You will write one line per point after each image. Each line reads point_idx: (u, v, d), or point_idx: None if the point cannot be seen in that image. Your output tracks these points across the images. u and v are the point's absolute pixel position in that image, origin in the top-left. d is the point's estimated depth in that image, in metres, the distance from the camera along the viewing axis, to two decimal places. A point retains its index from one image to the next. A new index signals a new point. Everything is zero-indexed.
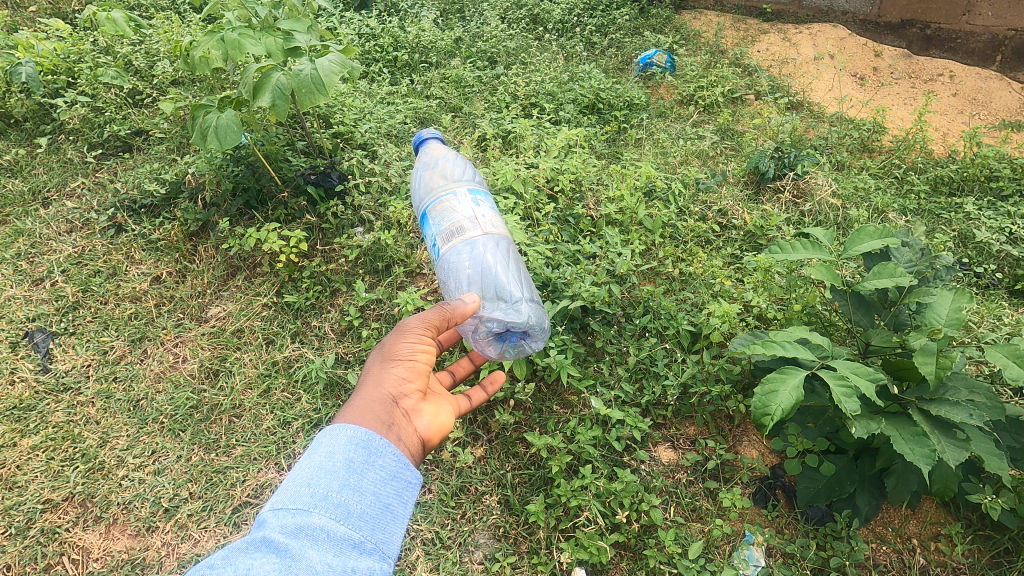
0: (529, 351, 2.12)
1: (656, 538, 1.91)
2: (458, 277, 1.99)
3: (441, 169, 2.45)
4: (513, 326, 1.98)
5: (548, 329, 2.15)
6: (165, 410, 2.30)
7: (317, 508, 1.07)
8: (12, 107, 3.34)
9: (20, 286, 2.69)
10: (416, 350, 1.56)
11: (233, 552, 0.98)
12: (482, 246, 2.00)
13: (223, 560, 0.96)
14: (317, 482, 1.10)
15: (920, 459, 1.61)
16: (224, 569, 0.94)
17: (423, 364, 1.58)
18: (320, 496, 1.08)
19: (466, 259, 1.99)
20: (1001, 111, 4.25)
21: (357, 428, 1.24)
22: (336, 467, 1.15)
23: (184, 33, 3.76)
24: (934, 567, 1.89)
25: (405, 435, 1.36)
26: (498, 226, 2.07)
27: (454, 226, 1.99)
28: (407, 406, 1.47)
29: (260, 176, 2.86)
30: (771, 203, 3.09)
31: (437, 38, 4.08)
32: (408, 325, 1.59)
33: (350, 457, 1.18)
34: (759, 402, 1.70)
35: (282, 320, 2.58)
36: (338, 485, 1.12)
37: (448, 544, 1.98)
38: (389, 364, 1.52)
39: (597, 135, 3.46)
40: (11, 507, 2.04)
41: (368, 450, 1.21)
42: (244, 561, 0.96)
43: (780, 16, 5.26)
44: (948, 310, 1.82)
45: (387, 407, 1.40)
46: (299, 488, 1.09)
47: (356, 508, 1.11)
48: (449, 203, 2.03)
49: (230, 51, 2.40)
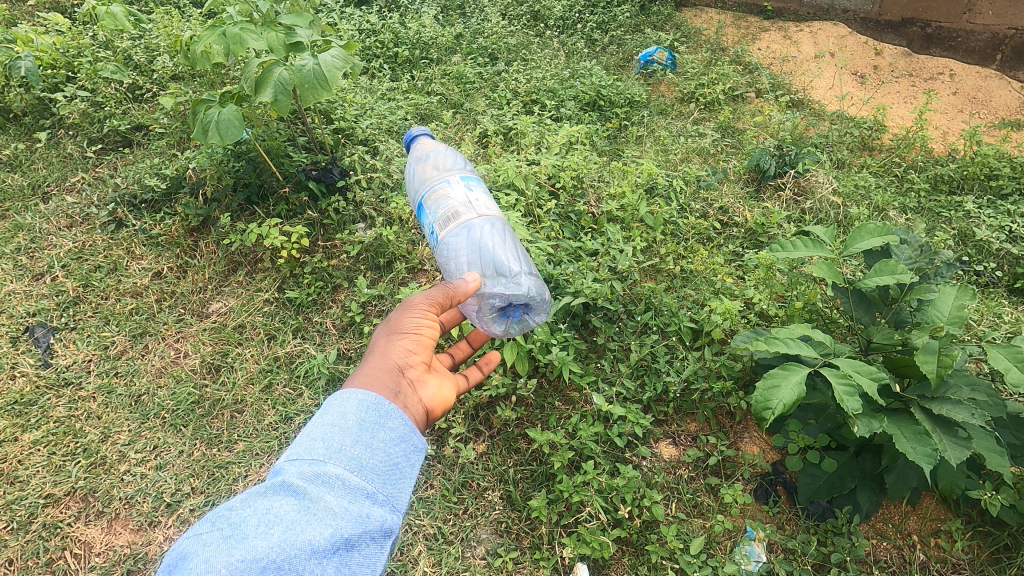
0: (534, 325, 2.13)
1: (658, 534, 1.92)
2: (458, 262, 1.99)
3: (432, 161, 2.44)
4: (515, 300, 1.99)
5: (548, 302, 2.16)
6: (167, 405, 2.30)
7: (332, 458, 1.08)
8: (12, 102, 3.33)
9: (20, 281, 2.69)
10: (421, 324, 1.57)
11: (252, 495, 1.01)
12: (478, 228, 1.99)
13: (242, 502, 1.00)
14: (331, 436, 1.11)
15: (922, 457, 1.62)
16: (244, 510, 0.98)
17: (428, 339, 1.58)
18: (334, 448, 1.10)
19: (463, 244, 1.98)
20: (1000, 110, 4.26)
21: (367, 392, 1.24)
22: (349, 424, 1.15)
23: (183, 28, 3.75)
24: (934, 564, 1.91)
25: (410, 403, 1.35)
26: (492, 208, 2.07)
27: (449, 212, 1.98)
28: (413, 376, 1.47)
29: (261, 171, 2.84)
30: (772, 201, 3.10)
31: (438, 34, 4.07)
32: (413, 301, 1.59)
33: (362, 416, 1.18)
34: (761, 397, 1.70)
35: (284, 316, 2.58)
36: (351, 439, 1.13)
37: (450, 539, 1.99)
38: (395, 336, 1.52)
39: (598, 132, 3.46)
40: (13, 502, 2.03)
41: (378, 412, 1.21)
42: (263, 503, 0.99)
43: (781, 14, 5.25)
44: (950, 308, 1.82)
45: (394, 376, 1.40)
46: (313, 441, 1.10)
47: (369, 462, 1.12)
48: (443, 191, 2.04)
49: (231, 45, 2.39)
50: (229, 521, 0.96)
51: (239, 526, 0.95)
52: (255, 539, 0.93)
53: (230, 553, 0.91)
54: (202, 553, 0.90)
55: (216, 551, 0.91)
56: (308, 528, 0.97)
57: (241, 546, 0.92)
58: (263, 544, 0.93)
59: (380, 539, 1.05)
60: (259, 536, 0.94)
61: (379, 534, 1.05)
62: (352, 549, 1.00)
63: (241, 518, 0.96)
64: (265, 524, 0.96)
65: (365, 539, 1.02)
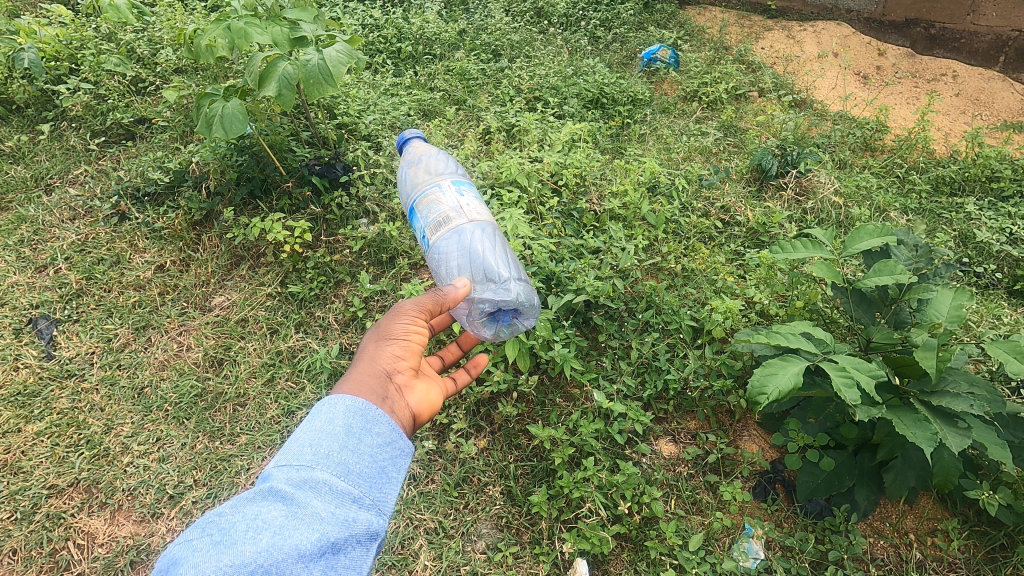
0: (523, 330, 2.13)
1: (657, 530, 1.94)
2: (448, 265, 2.01)
3: (425, 165, 2.47)
4: (503, 305, 2.01)
5: (538, 306, 2.17)
6: (170, 398, 2.31)
7: (319, 464, 1.10)
8: (15, 93, 3.33)
9: (23, 273, 2.69)
10: (409, 330, 1.57)
11: (241, 501, 1.03)
12: (469, 233, 2.02)
13: (232, 507, 1.01)
14: (318, 443, 1.13)
15: (922, 439, 1.63)
16: (233, 516, 0.99)
17: (417, 344, 1.58)
18: (321, 454, 1.11)
19: (454, 247, 2.01)
20: (1004, 111, 4.27)
21: (355, 398, 1.25)
22: (337, 430, 1.16)
23: (187, 21, 3.74)
24: (931, 562, 1.92)
25: (397, 408, 1.36)
26: (483, 213, 2.10)
27: (441, 217, 2.02)
28: (401, 381, 1.47)
29: (265, 166, 2.88)
30: (774, 200, 3.11)
31: (441, 30, 4.06)
32: (403, 307, 1.60)
33: (349, 422, 1.19)
34: (757, 382, 1.71)
35: (286, 310, 2.59)
36: (338, 445, 1.14)
37: (451, 533, 2.00)
38: (383, 342, 1.52)
39: (602, 130, 3.48)
40: (17, 492, 2.06)
41: (365, 417, 1.22)
42: (252, 508, 1.01)
43: (785, 13, 5.22)
44: (949, 308, 1.81)
45: (381, 381, 1.41)
46: (301, 447, 1.12)
47: (355, 467, 1.13)
48: (435, 196, 2.07)
49: (235, 39, 2.39)
50: (219, 527, 0.98)
51: (228, 531, 0.97)
52: (243, 544, 0.95)
53: (219, 558, 0.92)
54: (192, 558, 0.92)
55: (205, 556, 0.92)
56: (295, 533, 0.99)
57: (230, 551, 0.94)
58: (251, 549, 0.95)
59: (366, 542, 1.07)
60: (247, 541, 0.95)
61: (365, 537, 1.07)
62: (338, 552, 1.02)
63: (230, 524, 0.98)
64: (253, 529, 0.97)
65: (351, 542, 1.04)
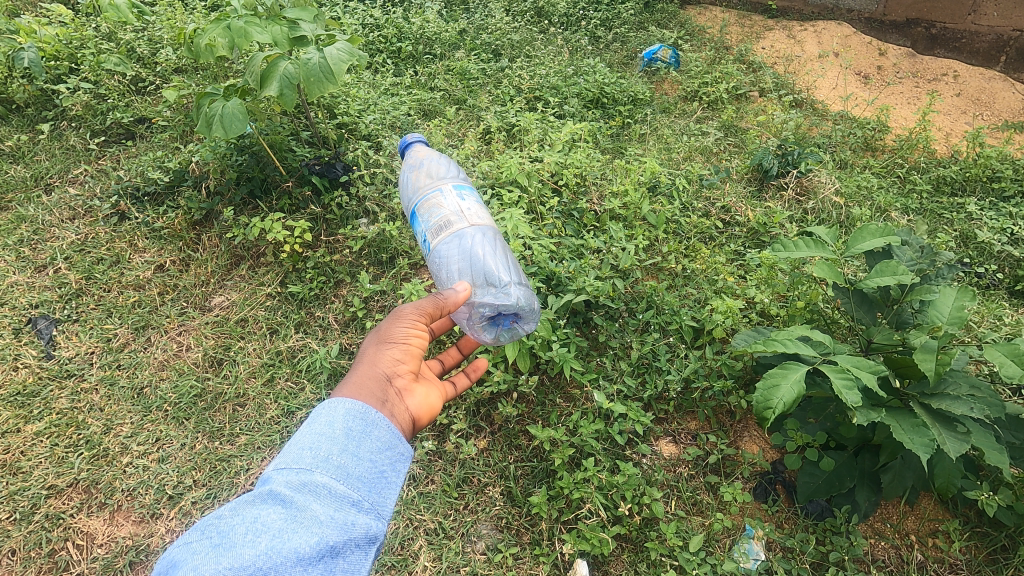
0: (523, 334, 2.11)
1: (657, 531, 1.93)
2: (450, 269, 2.00)
3: (426, 169, 2.46)
4: (504, 309, 2.00)
5: (538, 311, 2.13)
6: (169, 398, 2.31)
7: (319, 467, 1.09)
8: (15, 92, 3.32)
9: (23, 272, 2.69)
10: (410, 334, 1.56)
11: (241, 504, 1.02)
12: (470, 237, 2.01)
13: (232, 510, 1.01)
14: (318, 446, 1.12)
15: (920, 446, 1.62)
16: (233, 518, 0.99)
17: (417, 348, 1.58)
18: (321, 457, 1.11)
19: (455, 251, 2.00)
20: (1004, 111, 4.26)
21: (355, 401, 1.25)
22: (337, 433, 1.16)
23: (187, 20, 3.74)
24: (932, 564, 1.92)
25: (396, 412, 1.36)
26: (484, 217, 2.09)
27: (442, 221, 2.01)
28: (401, 385, 1.46)
29: (265, 166, 2.87)
30: (775, 201, 3.11)
31: (442, 30, 4.05)
32: (403, 310, 1.59)
33: (349, 425, 1.19)
34: (761, 396, 1.70)
35: (286, 310, 2.58)
36: (337, 449, 1.13)
37: (451, 534, 1.99)
38: (384, 346, 1.52)
39: (602, 130, 3.47)
40: (16, 492, 2.05)
41: (365, 421, 1.21)
42: (252, 510, 1.00)
43: (786, 13, 5.21)
44: (951, 309, 1.80)
45: (380, 384, 1.40)
46: (301, 450, 1.11)
47: (355, 471, 1.13)
48: (436, 200, 2.07)
49: (235, 38, 2.39)
50: (218, 529, 0.97)
51: (227, 534, 0.96)
52: (243, 547, 0.94)
53: (218, 561, 0.92)
54: (191, 560, 0.92)
55: (205, 559, 0.92)
56: (294, 536, 0.98)
57: (228, 554, 0.93)
58: (251, 552, 0.94)
59: (365, 546, 1.06)
60: (246, 544, 0.95)
61: (364, 541, 1.06)
62: (338, 556, 1.01)
63: (229, 527, 0.97)
64: (253, 532, 0.97)
65: (350, 546, 1.04)
